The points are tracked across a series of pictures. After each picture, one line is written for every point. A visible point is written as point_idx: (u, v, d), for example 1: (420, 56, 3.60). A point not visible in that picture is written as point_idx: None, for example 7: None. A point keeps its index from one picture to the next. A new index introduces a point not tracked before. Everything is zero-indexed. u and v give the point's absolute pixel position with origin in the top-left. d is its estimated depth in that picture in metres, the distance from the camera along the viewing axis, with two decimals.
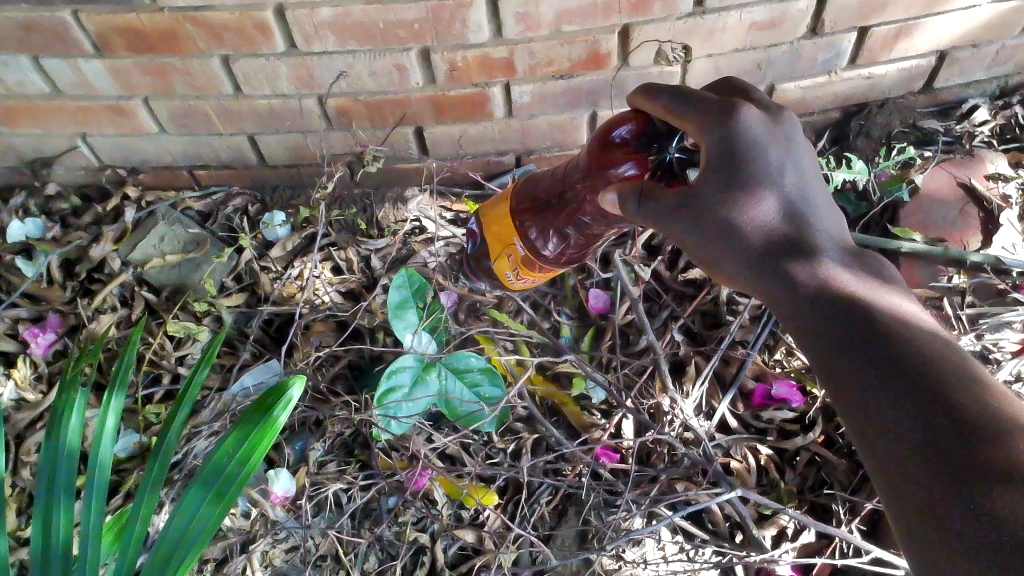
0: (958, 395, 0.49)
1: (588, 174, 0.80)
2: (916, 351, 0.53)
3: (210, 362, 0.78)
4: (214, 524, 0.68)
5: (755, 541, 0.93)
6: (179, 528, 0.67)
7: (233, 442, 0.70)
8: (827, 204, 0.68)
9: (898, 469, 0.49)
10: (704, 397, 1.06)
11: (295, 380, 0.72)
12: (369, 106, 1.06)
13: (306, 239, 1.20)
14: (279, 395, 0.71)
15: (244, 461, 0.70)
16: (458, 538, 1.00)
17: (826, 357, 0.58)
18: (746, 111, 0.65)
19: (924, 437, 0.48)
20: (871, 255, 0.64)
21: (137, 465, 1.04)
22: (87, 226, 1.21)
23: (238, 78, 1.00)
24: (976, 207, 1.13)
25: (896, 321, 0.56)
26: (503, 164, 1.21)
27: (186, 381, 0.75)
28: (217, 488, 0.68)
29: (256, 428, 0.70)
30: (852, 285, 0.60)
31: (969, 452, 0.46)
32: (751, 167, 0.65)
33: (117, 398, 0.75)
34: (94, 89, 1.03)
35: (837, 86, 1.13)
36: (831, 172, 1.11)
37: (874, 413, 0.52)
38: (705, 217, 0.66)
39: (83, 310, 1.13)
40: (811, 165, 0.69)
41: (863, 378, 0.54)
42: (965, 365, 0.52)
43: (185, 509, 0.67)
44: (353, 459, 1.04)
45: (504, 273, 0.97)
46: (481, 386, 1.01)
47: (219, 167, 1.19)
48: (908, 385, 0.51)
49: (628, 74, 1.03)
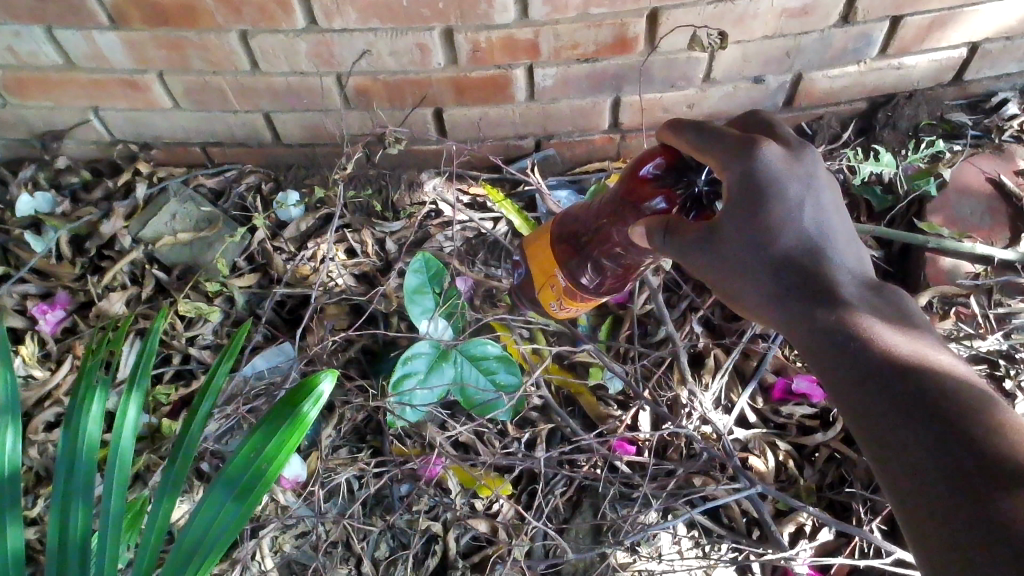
0: (983, 435, 0.48)
1: (618, 209, 0.79)
2: (934, 389, 0.52)
3: (237, 350, 0.75)
4: (239, 522, 0.66)
5: (774, 537, 0.92)
6: (202, 525, 0.65)
7: (260, 438, 0.66)
8: (848, 237, 0.67)
9: (922, 510, 0.48)
10: (723, 390, 1.04)
11: (325, 375, 0.68)
12: (389, 86, 1.04)
13: (320, 220, 1.17)
14: (308, 391, 0.67)
15: (273, 458, 0.66)
16: (471, 528, 0.98)
17: (848, 400, 0.57)
18: (768, 143, 0.63)
19: (948, 479, 0.47)
20: (890, 291, 0.62)
21: (147, 446, 1.02)
22: (98, 201, 1.19)
23: (256, 54, 0.98)
24: (1005, 203, 1.11)
25: (916, 360, 0.55)
26: (522, 148, 1.19)
27: (210, 372, 0.72)
28: (243, 486, 0.66)
29: (284, 423, 0.66)
30: (872, 323, 0.59)
31: (989, 487, 0.45)
32: (772, 199, 0.63)
33: (139, 388, 0.73)
34: (108, 62, 1.00)
35: (866, 77, 1.10)
36: (858, 164, 1.08)
37: (896, 455, 0.51)
38: (726, 251, 0.64)
39: (92, 287, 1.11)
40: (831, 196, 0.67)
41: (883, 419, 0.53)
42: (985, 402, 0.51)
43: (210, 508, 0.65)
44: (366, 446, 1.03)
45: (548, 302, 0.94)
46: (497, 374, 0.99)
47: (233, 144, 1.17)
48: (927, 424, 0.50)
49: (655, 60, 1.01)
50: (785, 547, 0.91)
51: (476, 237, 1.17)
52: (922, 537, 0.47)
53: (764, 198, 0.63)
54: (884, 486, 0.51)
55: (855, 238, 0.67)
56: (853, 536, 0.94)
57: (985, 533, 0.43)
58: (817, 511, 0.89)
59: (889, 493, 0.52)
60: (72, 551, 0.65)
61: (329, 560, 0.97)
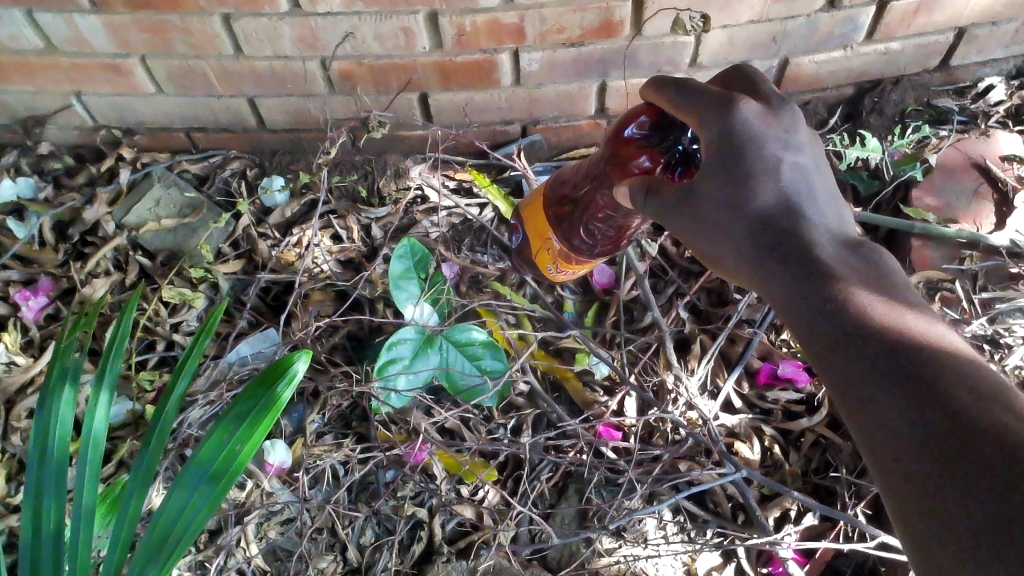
0: (954, 391, 0.49)
1: (605, 168, 0.81)
2: (909, 344, 0.53)
3: (212, 331, 0.75)
4: (213, 505, 0.66)
5: (759, 522, 0.93)
6: (177, 509, 0.66)
7: (233, 419, 0.68)
8: (829, 197, 0.67)
9: (899, 465, 0.49)
10: (709, 375, 1.04)
11: (299, 355, 0.70)
12: (375, 71, 1.03)
13: (305, 206, 1.17)
14: (281, 371, 0.69)
15: (246, 439, 0.67)
16: (456, 514, 0.98)
17: (824, 355, 0.58)
18: (745, 104, 0.64)
19: (921, 435, 0.49)
20: (871, 247, 0.63)
21: (130, 433, 1.02)
22: (81, 186, 1.18)
23: (239, 38, 0.97)
24: (990, 187, 1.10)
25: (890, 314, 0.56)
26: (509, 134, 1.18)
27: (184, 353, 0.73)
28: (217, 468, 0.66)
29: (257, 404, 0.68)
30: (848, 279, 0.60)
31: (963, 440, 0.46)
32: (751, 160, 0.64)
33: (112, 369, 0.73)
34: (90, 46, 1.00)
35: (852, 61, 1.10)
36: (844, 149, 1.08)
37: (871, 409, 0.53)
38: (708, 212, 0.65)
39: (75, 274, 1.10)
40: (811, 156, 0.67)
41: (857, 375, 0.54)
42: (963, 360, 0.52)
43: (182, 492, 0.66)
44: (351, 432, 1.03)
45: (545, 266, 0.95)
46: (482, 359, 0.99)
47: (217, 130, 1.16)
48: (906, 381, 0.51)
49: (641, 44, 1.01)
50: (769, 532, 0.92)
51: (463, 223, 1.17)
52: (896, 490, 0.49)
53: (742, 160, 0.64)
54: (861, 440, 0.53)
55: (838, 198, 0.68)
56: (838, 521, 0.93)
57: (960, 489, 0.45)
58: (802, 499, 0.89)
59: (863, 446, 0.54)
60: (45, 537, 0.66)
61: (315, 547, 0.97)
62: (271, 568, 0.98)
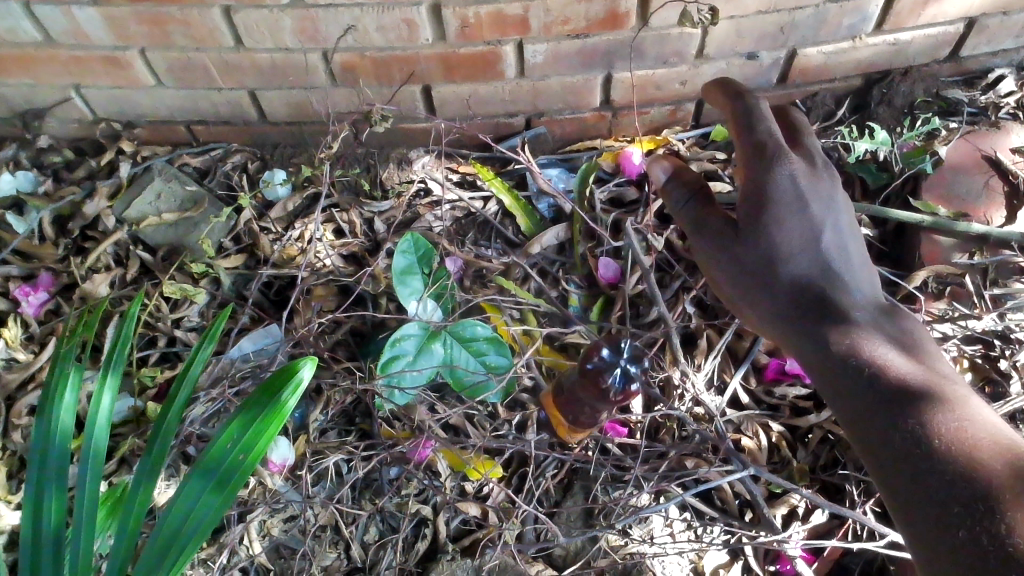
0: (965, 455, 0.59)
1: None
2: (916, 392, 0.67)
3: (216, 337, 0.75)
4: (215, 515, 0.66)
5: (766, 520, 0.91)
6: (180, 516, 0.65)
7: (236, 428, 0.67)
8: (867, 272, 0.85)
9: (932, 526, 0.58)
10: (715, 371, 1.03)
11: (305, 362, 0.68)
12: (377, 63, 1.02)
13: (307, 199, 1.15)
14: (287, 378, 0.68)
15: (249, 448, 0.67)
16: (460, 512, 0.97)
17: (857, 417, 0.70)
18: (796, 160, 0.78)
19: (949, 493, 0.58)
20: (901, 316, 0.82)
21: (131, 431, 1.01)
22: (81, 180, 1.17)
23: (239, 29, 0.96)
24: (1001, 180, 1.08)
25: (898, 371, 0.71)
26: (513, 126, 1.16)
27: (188, 358, 0.72)
28: (221, 477, 0.66)
29: (260, 412, 0.67)
30: (895, 358, 0.73)
31: (990, 515, 0.55)
32: (795, 211, 0.79)
33: (113, 376, 0.72)
34: (88, 38, 0.98)
35: (860, 52, 1.09)
36: (852, 142, 1.07)
37: (902, 455, 0.63)
38: (815, 359, 0.78)
39: (76, 269, 1.09)
40: (850, 228, 0.84)
41: (880, 425, 0.67)
42: (961, 402, 0.65)
43: (183, 501, 0.65)
44: (355, 428, 1.02)
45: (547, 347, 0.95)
46: (487, 356, 0.97)
47: (218, 123, 1.15)
48: (922, 445, 0.62)
49: (647, 35, 1.00)
50: (777, 531, 0.89)
51: (466, 217, 1.15)
52: (920, 539, 0.58)
53: (775, 211, 0.78)
54: (879, 480, 0.65)
55: (871, 270, 0.85)
56: (846, 519, 0.92)
57: (981, 548, 0.53)
58: (809, 497, 0.88)
59: (880, 485, 0.65)
60: (46, 543, 0.65)
61: (318, 544, 0.97)
62: (275, 566, 0.98)
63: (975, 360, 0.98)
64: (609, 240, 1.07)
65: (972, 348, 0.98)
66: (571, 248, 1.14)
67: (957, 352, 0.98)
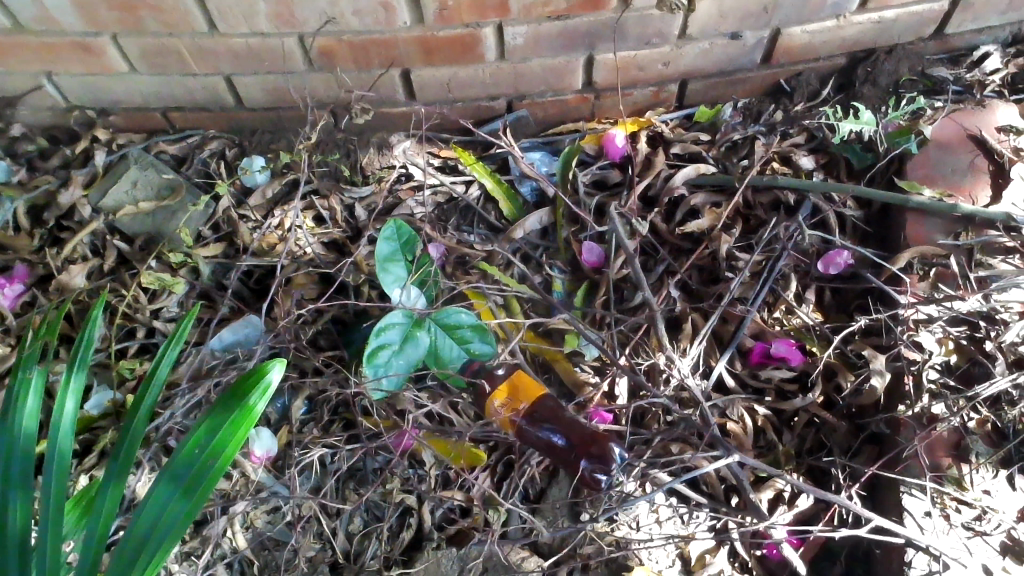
0: None
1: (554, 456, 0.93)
2: None
3: (181, 340, 0.76)
4: (186, 520, 0.66)
5: (752, 505, 0.90)
6: (150, 521, 0.64)
7: (205, 432, 0.66)
8: None
9: None
10: (701, 355, 1.02)
11: (273, 364, 0.68)
12: (354, 47, 1.00)
13: (287, 186, 1.14)
14: (256, 381, 0.67)
15: (218, 452, 0.66)
16: (445, 502, 0.96)
17: None
18: None
19: None
20: None
21: (111, 424, 0.99)
22: (55, 169, 1.15)
23: (213, 14, 0.94)
24: (986, 160, 1.06)
25: None
26: (494, 109, 1.15)
27: (153, 362, 0.73)
28: (189, 483, 0.66)
29: (229, 415, 0.67)
30: None
31: None
32: None
33: (77, 379, 0.72)
34: (58, 25, 0.97)
35: (845, 31, 1.08)
36: (837, 122, 1.06)
37: None
38: None
39: (52, 260, 1.07)
40: None
41: None
42: None
43: (153, 507, 0.65)
44: (338, 418, 1.01)
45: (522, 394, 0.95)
46: (472, 343, 0.96)
47: (194, 109, 1.13)
48: None
49: (628, 16, 0.99)
50: (763, 516, 0.89)
51: (448, 202, 1.14)
52: None
53: None
54: None
55: None
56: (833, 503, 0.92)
57: None
58: (794, 483, 0.88)
59: None
60: (12, 549, 0.64)
61: (303, 535, 0.96)
62: (258, 559, 0.97)
63: (960, 342, 0.97)
64: (593, 224, 1.05)
65: (957, 330, 0.97)
66: (555, 232, 1.13)
67: (942, 334, 0.97)
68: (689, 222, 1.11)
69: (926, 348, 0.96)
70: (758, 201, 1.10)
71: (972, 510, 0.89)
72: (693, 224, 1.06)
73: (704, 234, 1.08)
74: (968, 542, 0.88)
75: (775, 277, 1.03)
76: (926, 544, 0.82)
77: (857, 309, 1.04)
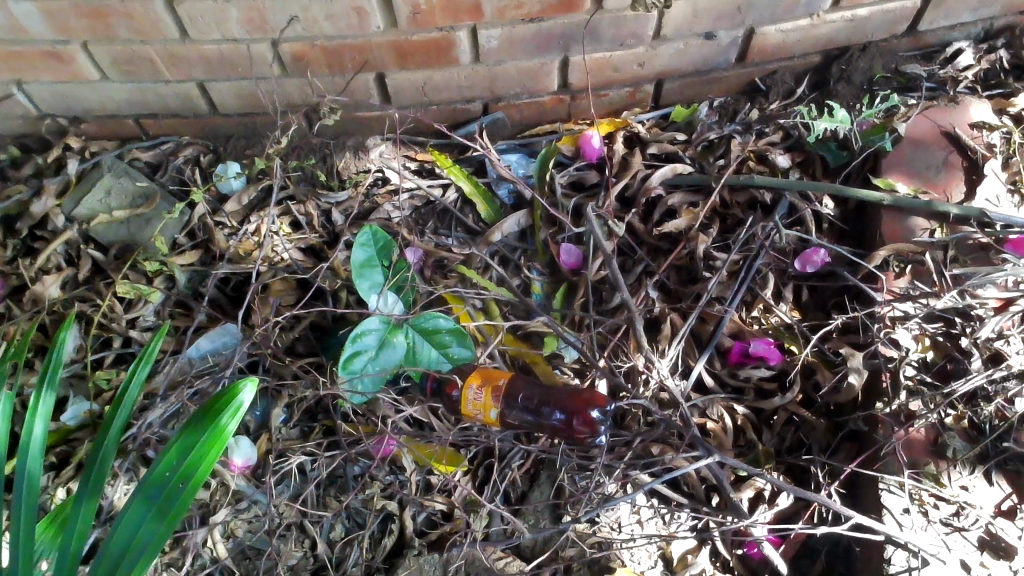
0: None
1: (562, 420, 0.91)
2: None
3: (151, 360, 0.77)
4: (157, 543, 0.66)
5: (733, 504, 0.91)
6: (120, 546, 0.65)
7: (176, 454, 0.66)
8: None
9: None
10: (680, 356, 1.02)
11: (244, 385, 0.68)
12: (327, 52, 0.99)
13: (262, 192, 1.13)
14: (226, 403, 0.67)
15: (188, 475, 0.66)
16: (426, 507, 0.97)
17: None
18: None
19: None
20: None
21: (88, 435, 0.99)
22: (27, 178, 1.13)
23: (183, 20, 0.94)
24: (960, 156, 1.07)
25: None
26: (470, 112, 1.15)
27: (123, 381, 0.74)
28: (160, 505, 0.66)
29: (200, 437, 0.67)
30: None
31: None
32: None
33: (45, 402, 0.74)
34: (27, 33, 0.96)
35: (818, 29, 1.09)
36: (811, 121, 1.06)
37: None
38: None
39: (25, 270, 1.06)
40: None
41: None
42: None
43: (124, 530, 0.65)
44: (317, 425, 1.01)
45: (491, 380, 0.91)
46: (449, 348, 0.96)
47: (167, 116, 1.12)
48: None
49: (602, 18, 0.99)
50: (743, 514, 0.89)
51: (426, 206, 1.14)
52: None
53: None
54: None
55: None
56: (812, 501, 0.92)
57: None
58: (775, 481, 0.88)
59: None
60: None
61: (284, 544, 0.96)
62: (240, 569, 0.96)
63: (936, 338, 0.97)
64: (570, 226, 1.05)
65: (933, 327, 0.98)
66: (533, 234, 1.13)
67: (919, 331, 0.97)
68: (666, 223, 1.11)
69: (902, 345, 0.96)
70: (735, 201, 1.10)
71: (950, 505, 0.89)
72: (670, 224, 1.06)
73: (682, 234, 1.08)
74: (945, 537, 0.88)
75: (753, 276, 1.03)
76: (906, 541, 0.82)
77: (835, 308, 1.04)
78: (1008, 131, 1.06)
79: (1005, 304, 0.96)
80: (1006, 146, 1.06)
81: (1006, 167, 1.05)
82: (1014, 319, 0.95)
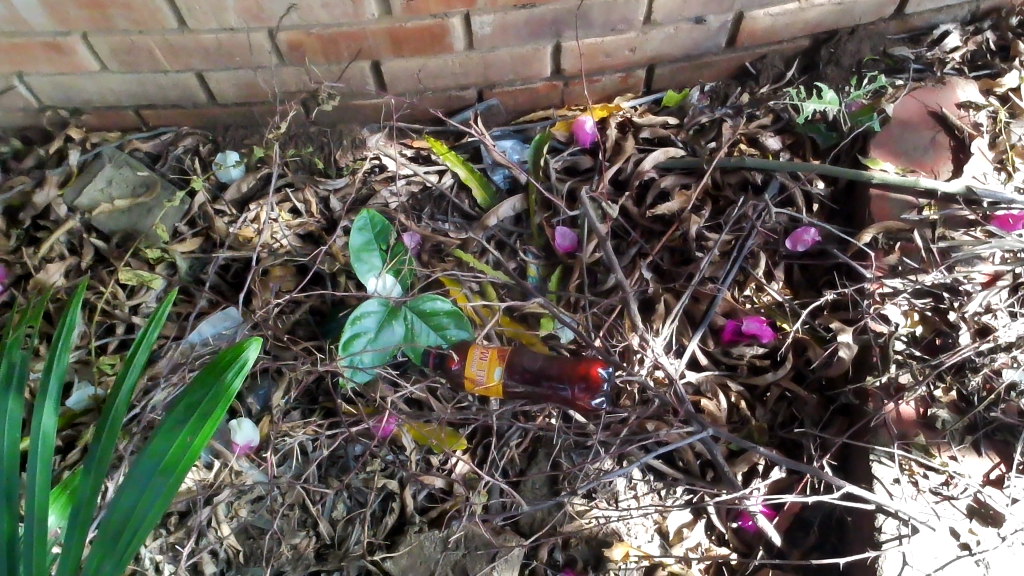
0: None
1: (562, 391, 0.93)
2: None
3: (161, 321, 0.79)
4: (166, 496, 0.68)
5: (728, 478, 0.91)
6: (132, 497, 0.67)
7: (185, 407, 0.69)
8: None
9: None
10: (673, 335, 1.04)
11: (251, 343, 0.72)
12: (324, 40, 1.01)
13: (261, 180, 1.15)
14: (233, 358, 0.72)
15: (196, 429, 0.69)
16: (426, 485, 0.99)
17: None
18: None
19: None
20: None
21: (93, 419, 1.01)
22: (30, 169, 1.15)
23: (181, 9, 0.95)
24: (947, 135, 1.08)
25: None
26: (464, 99, 1.16)
27: (134, 341, 0.76)
28: (170, 457, 0.68)
29: (209, 392, 0.70)
30: None
31: None
32: None
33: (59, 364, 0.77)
34: (27, 24, 0.97)
35: (806, 13, 1.10)
36: (800, 103, 1.08)
37: None
38: None
39: (29, 259, 1.07)
40: None
41: None
42: None
43: (134, 481, 0.67)
44: (318, 408, 1.03)
45: (486, 356, 0.92)
46: (448, 330, 0.98)
47: (167, 107, 1.14)
48: None
49: (593, 3, 1.01)
50: (738, 486, 0.89)
51: (422, 192, 1.16)
52: None
53: None
54: None
55: None
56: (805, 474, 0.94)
57: None
58: (768, 453, 0.88)
59: None
60: None
61: (287, 523, 0.98)
62: (244, 547, 0.98)
63: (925, 313, 0.99)
64: (565, 208, 1.07)
65: (922, 302, 0.99)
66: (528, 218, 1.14)
67: (907, 307, 0.99)
68: (659, 205, 1.13)
69: (891, 320, 0.98)
70: (725, 182, 1.11)
71: (939, 475, 0.91)
72: (663, 206, 1.09)
73: (674, 216, 1.10)
74: (934, 506, 0.90)
75: (744, 256, 1.05)
76: (896, 509, 0.83)
77: (825, 286, 1.06)
78: (994, 110, 1.08)
79: (993, 280, 0.98)
80: (993, 125, 1.08)
81: (992, 146, 1.07)
82: (1000, 295, 0.97)
